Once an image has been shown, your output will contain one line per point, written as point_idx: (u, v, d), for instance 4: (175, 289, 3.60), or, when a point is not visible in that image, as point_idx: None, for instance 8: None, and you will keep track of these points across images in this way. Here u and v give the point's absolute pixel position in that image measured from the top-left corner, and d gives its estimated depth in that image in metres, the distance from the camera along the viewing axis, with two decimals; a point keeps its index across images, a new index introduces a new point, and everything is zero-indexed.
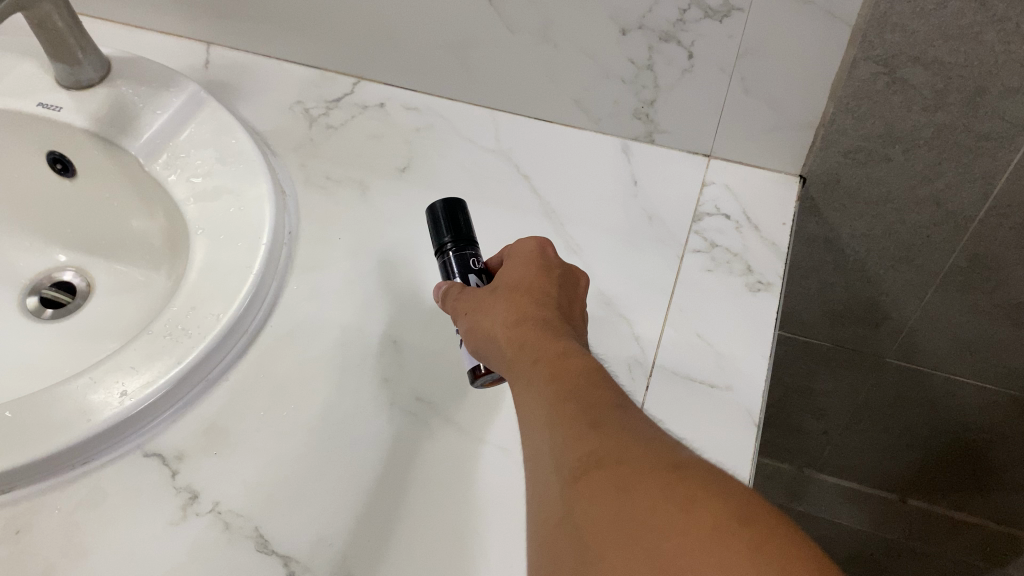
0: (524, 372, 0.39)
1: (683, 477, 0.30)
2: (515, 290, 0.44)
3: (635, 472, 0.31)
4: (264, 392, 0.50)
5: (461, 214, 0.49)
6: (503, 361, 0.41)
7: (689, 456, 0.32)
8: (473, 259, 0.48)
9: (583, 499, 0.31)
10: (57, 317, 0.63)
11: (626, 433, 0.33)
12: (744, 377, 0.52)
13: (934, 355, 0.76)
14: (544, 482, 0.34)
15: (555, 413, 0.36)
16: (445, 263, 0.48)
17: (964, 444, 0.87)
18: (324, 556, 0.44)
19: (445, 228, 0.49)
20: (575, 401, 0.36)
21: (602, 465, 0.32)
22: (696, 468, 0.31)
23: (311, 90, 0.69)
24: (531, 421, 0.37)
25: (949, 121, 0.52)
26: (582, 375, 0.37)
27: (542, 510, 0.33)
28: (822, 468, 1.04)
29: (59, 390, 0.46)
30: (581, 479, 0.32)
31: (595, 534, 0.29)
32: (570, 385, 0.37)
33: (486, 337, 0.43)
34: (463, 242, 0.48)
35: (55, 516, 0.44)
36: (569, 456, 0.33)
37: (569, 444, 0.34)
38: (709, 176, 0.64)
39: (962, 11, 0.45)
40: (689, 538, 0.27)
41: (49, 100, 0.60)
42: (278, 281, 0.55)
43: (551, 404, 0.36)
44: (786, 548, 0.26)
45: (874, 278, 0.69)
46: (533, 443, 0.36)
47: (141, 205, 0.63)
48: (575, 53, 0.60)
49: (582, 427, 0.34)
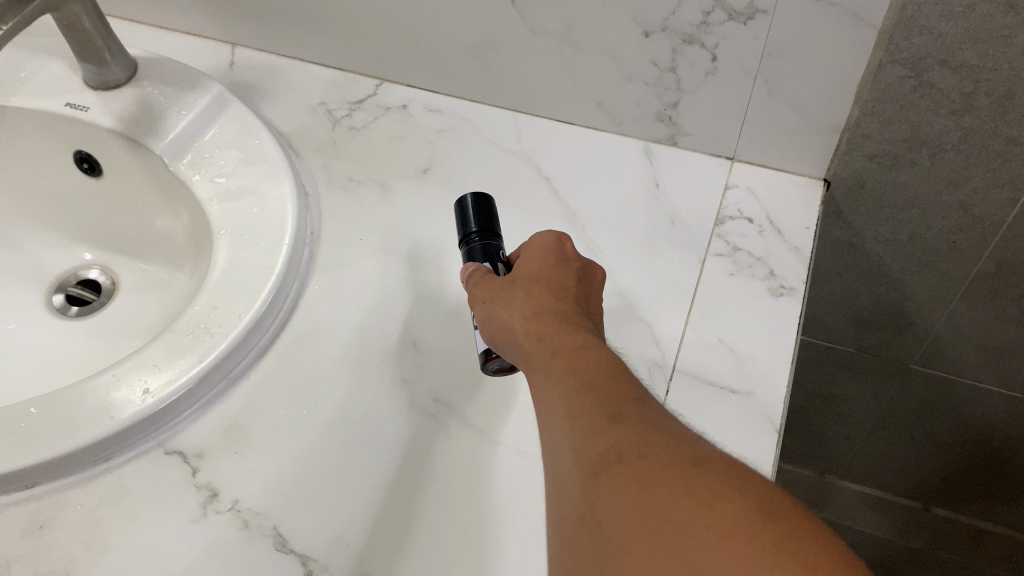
0: (542, 365, 0.39)
1: (704, 474, 0.29)
2: (533, 283, 0.44)
3: (656, 467, 0.30)
4: (285, 391, 0.50)
5: (488, 208, 0.50)
6: (521, 355, 0.41)
7: (711, 451, 0.32)
8: (498, 251, 0.48)
9: (603, 496, 0.31)
10: (82, 315, 0.64)
11: (646, 428, 0.33)
12: (766, 382, 0.51)
13: (960, 361, 0.75)
14: (562, 477, 0.34)
15: (574, 407, 0.35)
16: (469, 252, 0.48)
17: (990, 452, 0.86)
18: (341, 556, 0.44)
19: (473, 218, 0.49)
20: (593, 395, 0.35)
21: (622, 462, 0.31)
22: (717, 464, 0.30)
23: (334, 91, 0.69)
24: (549, 415, 0.37)
25: (977, 125, 0.51)
26: (601, 369, 0.37)
27: (561, 506, 0.33)
28: (844, 475, 1.02)
29: (83, 387, 0.46)
30: (601, 474, 0.32)
31: (615, 530, 0.29)
32: (589, 379, 0.36)
33: (505, 330, 0.43)
34: (488, 234, 0.49)
35: (77, 511, 0.45)
36: (588, 452, 0.33)
37: (588, 441, 0.33)
38: (732, 179, 0.63)
39: (991, 14, 0.45)
40: (712, 537, 0.27)
41: (76, 100, 0.61)
42: (300, 281, 0.56)
43: (569, 399, 0.36)
44: (810, 546, 0.26)
45: (898, 282, 0.68)
46: (550, 437, 0.36)
47: (166, 204, 0.64)
48: (597, 55, 0.60)
49: (602, 422, 0.34)
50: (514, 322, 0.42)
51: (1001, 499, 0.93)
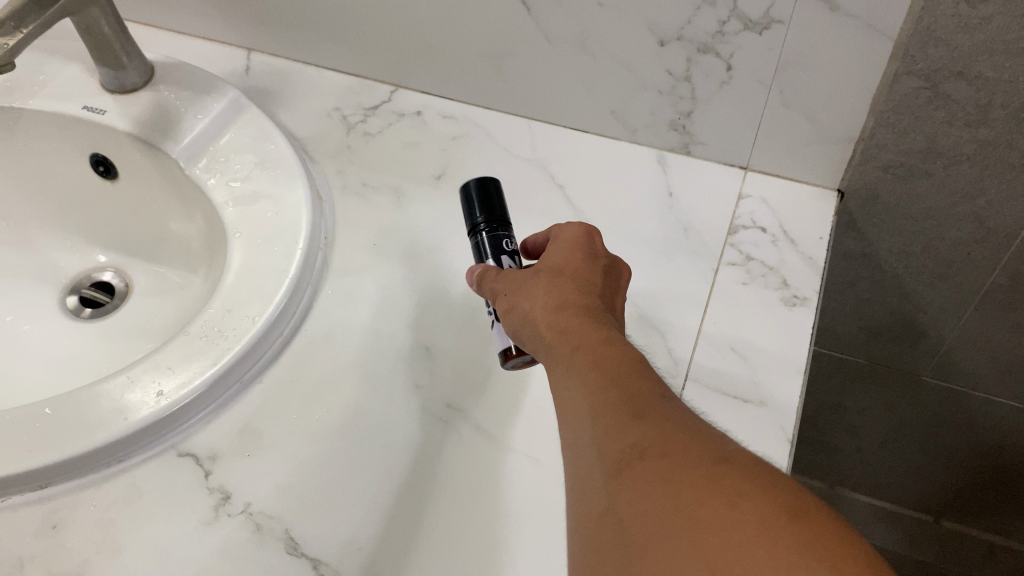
0: (564, 360, 0.39)
1: (727, 473, 0.29)
2: (558, 275, 0.44)
3: (681, 466, 0.30)
4: (298, 395, 0.50)
5: (494, 194, 0.49)
6: (542, 347, 0.41)
7: (735, 451, 0.32)
8: (506, 242, 0.48)
9: (626, 494, 0.31)
10: (95, 317, 0.64)
11: (671, 427, 0.33)
12: (779, 392, 0.51)
13: (973, 374, 0.74)
14: (583, 474, 0.34)
15: (597, 404, 0.35)
16: (480, 243, 0.48)
17: (1002, 466, 0.85)
18: (353, 560, 0.44)
19: (477, 210, 0.49)
20: (617, 391, 0.35)
21: (646, 461, 0.31)
22: (741, 464, 0.30)
23: (350, 97, 0.70)
24: (572, 411, 0.37)
25: (992, 136, 0.51)
26: (624, 364, 0.37)
27: (583, 504, 0.33)
28: (855, 486, 1.02)
29: (98, 388, 0.47)
30: (625, 473, 0.32)
31: (640, 529, 0.29)
32: (613, 374, 0.36)
33: (527, 321, 0.42)
34: (496, 224, 0.48)
35: (90, 512, 0.45)
36: (611, 449, 0.33)
37: (611, 439, 0.33)
38: (745, 189, 0.63)
39: (1008, 26, 0.45)
40: (735, 537, 0.26)
41: (94, 104, 0.62)
42: (313, 285, 0.56)
43: (592, 394, 0.36)
44: (835, 549, 0.25)
45: (912, 294, 0.68)
46: (572, 433, 0.36)
47: (180, 208, 0.64)
48: (612, 63, 0.60)
49: (626, 419, 0.34)
50: (535, 313, 0.42)
51: (1013, 513, 0.93)
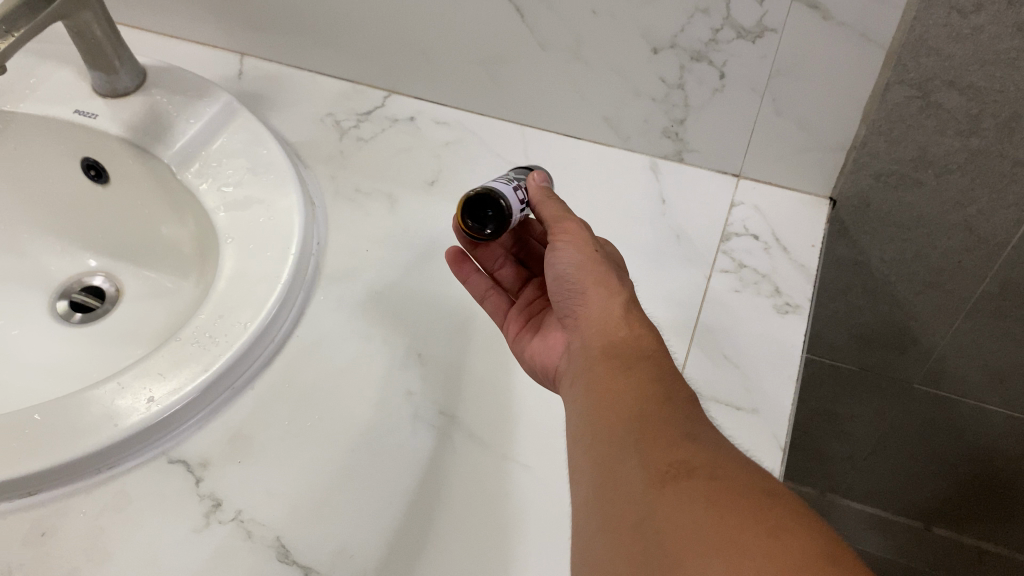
0: (630, 364, 0.40)
1: (771, 503, 0.30)
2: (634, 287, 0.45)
3: (726, 487, 0.31)
4: (290, 402, 0.50)
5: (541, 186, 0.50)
6: (601, 334, 0.42)
7: (778, 485, 0.32)
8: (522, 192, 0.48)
9: (666, 503, 0.32)
10: (85, 322, 0.64)
11: (719, 452, 0.34)
12: (771, 400, 0.51)
13: (964, 381, 0.75)
14: (615, 477, 0.35)
15: (645, 413, 0.37)
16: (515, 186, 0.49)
17: (991, 473, 0.86)
18: (345, 567, 0.44)
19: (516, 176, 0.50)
20: (670, 410, 0.37)
21: (691, 477, 0.32)
22: (786, 497, 0.31)
23: (343, 102, 0.70)
24: (618, 407, 0.38)
25: (983, 146, 0.52)
26: (681, 391, 0.39)
27: (611, 507, 0.34)
28: (845, 493, 1.01)
29: (88, 394, 0.46)
30: (668, 483, 0.33)
31: (676, 540, 0.30)
32: (668, 391, 0.38)
33: (604, 294, 0.43)
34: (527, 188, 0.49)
35: (80, 519, 0.45)
36: (655, 460, 0.34)
37: (656, 452, 0.35)
38: (738, 196, 0.63)
39: (999, 36, 0.45)
40: (774, 565, 0.27)
41: (85, 107, 0.61)
42: (305, 291, 0.56)
43: (645, 403, 0.37)
44: None
45: (903, 301, 0.68)
46: (609, 433, 0.37)
47: (172, 213, 0.64)
48: (606, 70, 0.60)
49: (676, 437, 0.35)
50: (615, 300, 0.43)
51: (1002, 520, 0.93)
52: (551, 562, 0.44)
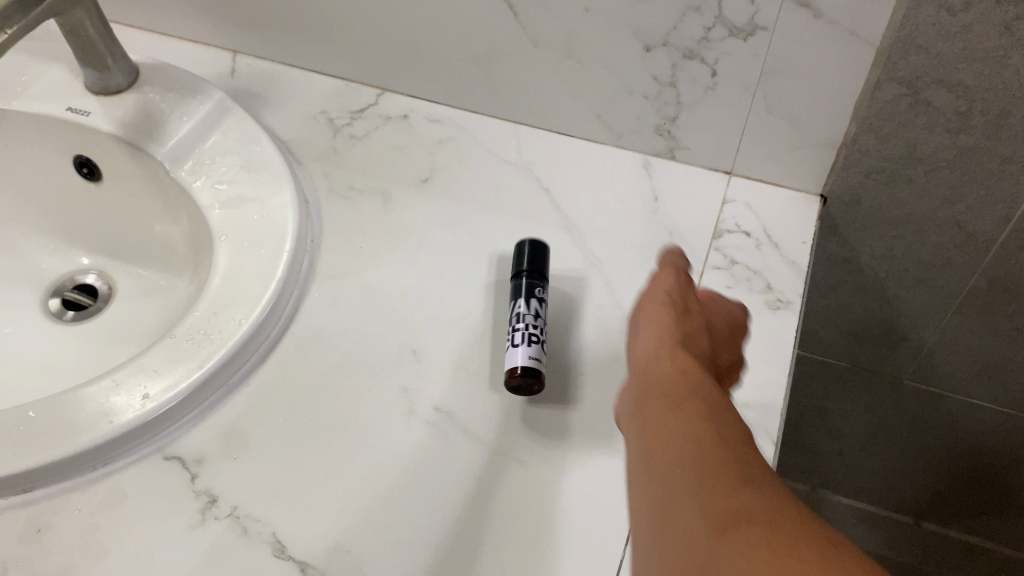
0: (684, 408, 0.39)
1: (835, 556, 0.29)
2: (687, 326, 0.46)
3: (788, 537, 0.30)
4: (286, 398, 0.50)
5: (543, 256, 0.54)
6: (652, 379, 0.42)
7: (834, 534, 0.31)
8: (539, 289, 0.52)
9: (727, 554, 0.30)
10: (78, 320, 0.64)
11: (780, 501, 0.33)
12: (763, 396, 0.52)
13: (953, 377, 0.75)
14: (676, 531, 0.33)
15: (702, 454, 0.36)
16: (516, 288, 0.52)
17: (980, 468, 0.86)
18: (340, 562, 0.44)
19: (524, 258, 0.53)
20: (730, 451, 0.36)
21: (749, 524, 0.31)
22: (850, 553, 0.30)
23: (336, 100, 0.70)
24: (675, 447, 0.37)
25: (972, 143, 0.52)
26: (739, 434, 0.38)
27: (670, 559, 0.32)
28: (836, 489, 1.02)
29: (83, 391, 0.47)
30: (727, 533, 0.31)
31: None
32: (726, 432, 0.37)
33: (650, 350, 0.45)
34: (536, 274, 0.53)
35: (75, 516, 0.45)
36: (714, 507, 0.33)
37: (714, 498, 0.33)
38: (730, 194, 0.64)
39: (987, 34, 0.46)
40: None
41: (77, 105, 0.61)
42: (300, 288, 0.56)
43: (705, 444, 0.36)
44: None
45: (893, 298, 0.69)
46: (668, 477, 0.36)
47: (165, 212, 0.64)
48: (598, 68, 0.61)
49: (734, 482, 0.34)
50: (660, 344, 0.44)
51: (991, 514, 0.94)
52: (547, 557, 0.44)
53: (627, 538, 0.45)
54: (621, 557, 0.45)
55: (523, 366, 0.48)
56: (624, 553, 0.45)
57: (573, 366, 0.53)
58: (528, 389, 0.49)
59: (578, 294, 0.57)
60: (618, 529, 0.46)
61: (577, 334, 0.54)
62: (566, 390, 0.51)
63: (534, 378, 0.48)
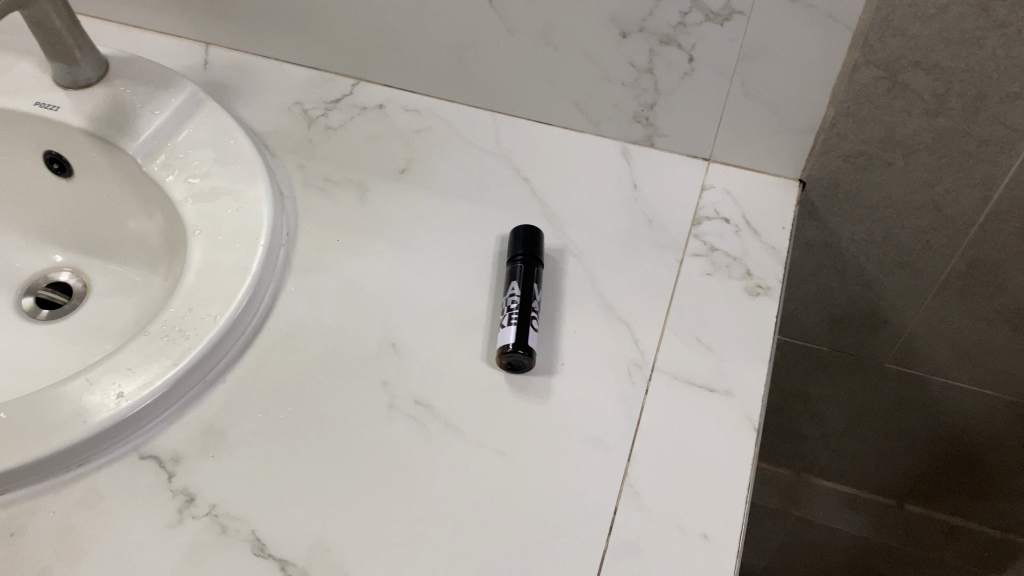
0: None
1: None
2: None
3: None
4: (263, 394, 0.50)
5: (538, 240, 0.55)
6: None
7: None
8: (535, 272, 0.53)
9: None
10: (52, 318, 0.63)
11: None
12: (744, 382, 0.52)
13: (933, 360, 0.76)
14: None
15: None
16: (511, 272, 0.54)
17: (962, 450, 0.87)
18: (321, 559, 0.43)
19: (515, 242, 0.55)
20: None
21: None
22: None
23: (311, 91, 0.69)
24: None
25: (950, 125, 0.53)
26: None
27: None
28: (820, 472, 1.02)
29: (56, 391, 0.46)
30: None
31: None
32: None
33: None
34: (531, 257, 0.54)
35: (49, 518, 0.44)
36: None
37: None
38: (709, 180, 0.64)
39: (964, 16, 0.46)
40: None
41: (46, 100, 0.60)
42: (276, 283, 0.55)
43: None
44: None
45: (873, 282, 0.69)
46: None
47: (139, 206, 0.63)
48: (575, 56, 0.60)
49: None
50: None
51: (974, 496, 0.94)
52: (529, 549, 0.44)
53: (609, 529, 0.45)
54: (603, 548, 0.44)
55: (513, 342, 0.49)
56: (606, 543, 0.45)
57: (553, 356, 0.52)
58: (520, 365, 0.50)
59: (558, 283, 0.56)
60: (600, 520, 0.45)
61: (557, 324, 0.54)
62: (546, 379, 0.51)
63: (525, 353, 0.49)
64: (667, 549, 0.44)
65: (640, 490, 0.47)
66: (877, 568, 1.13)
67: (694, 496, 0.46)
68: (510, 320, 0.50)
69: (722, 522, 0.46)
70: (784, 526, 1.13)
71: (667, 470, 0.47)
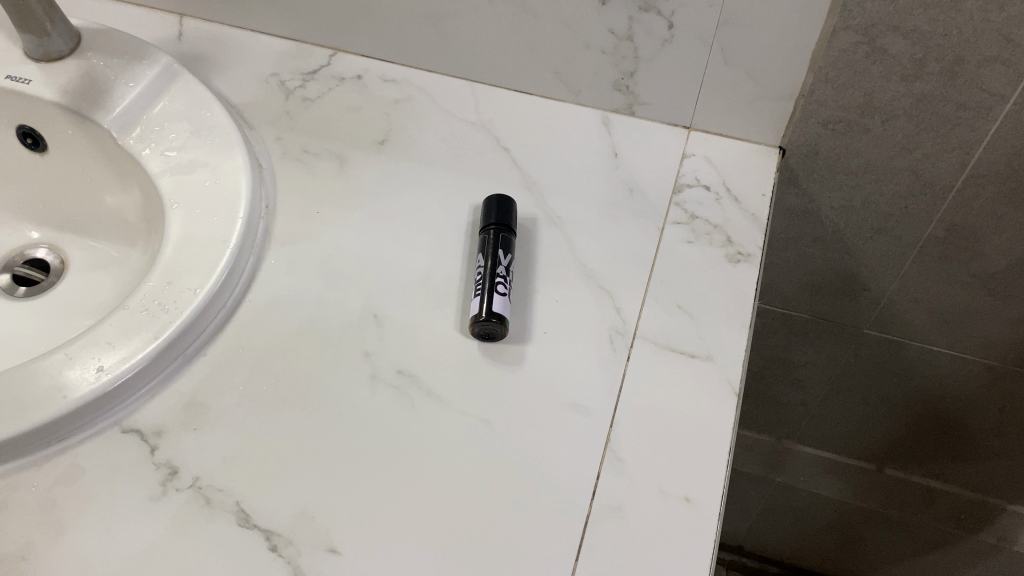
0: None
1: None
2: None
3: None
4: (244, 366, 0.50)
5: (511, 209, 0.55)
6: None
7: None
8: (507, 240, 0.53)
9: None
10: (30, 295, 0.62)
11: None
12: (725, 349, 0.52)
13: (911, 326, 0.77)
14: None
15: None
16: (483, 241, 0.54)
17: (939, 415, 0.88)
18: (308, 529, 0.44)
19: (487, 210, 0.55)
20: None
21: None
22: None
23: (287, 62, 0.68)
24: None
25: (928, 90, 0.53)
26: None
27: None
28: (801, 438, 1.03)
29: (35, 366, 0.46)
30: None
31: None
32: None
33: None
34: (504, 225, 0.54)
35: (31, 493, 0.44)
36: None
37: None
38: (689, 148, 0.64)
39: None
40: None
41: (18, 73, 0.59)
42: (256, 255, 0.55)
43: None
44: None
45: (853, 249, 0.70)
46: None
47: (115, 180, 0.62)
48: (555, 23, 0.60)
49: None
50: None
51: (950, 458, 0.95)
52: (514, 516, 0.44)
53: (593, 494, 0.45)
54: (587, 513, 0.45)
55: (487, 311, 0.49)
56: (590, 508, 0.45)
57: (534, 325, 0.52)
58: (494, 334, 0.50)
59: (536, 253, 0.56)
60: (584, 486, 0.46)
61: (536, 292, 0.54)
62: (528, 347, 0.51)
63: (499, 322, 0.49)
64: (650, 513, 0.45)
65: (623, 456, 0.47)
66: (855, 532, 1.15)
67: (676, 461, 0.47)
68: (483, 288, 0.50)
69: (703, 486, 0.46)
70: (767, 492, 1.15)
71: (650, 436, 0.48)
